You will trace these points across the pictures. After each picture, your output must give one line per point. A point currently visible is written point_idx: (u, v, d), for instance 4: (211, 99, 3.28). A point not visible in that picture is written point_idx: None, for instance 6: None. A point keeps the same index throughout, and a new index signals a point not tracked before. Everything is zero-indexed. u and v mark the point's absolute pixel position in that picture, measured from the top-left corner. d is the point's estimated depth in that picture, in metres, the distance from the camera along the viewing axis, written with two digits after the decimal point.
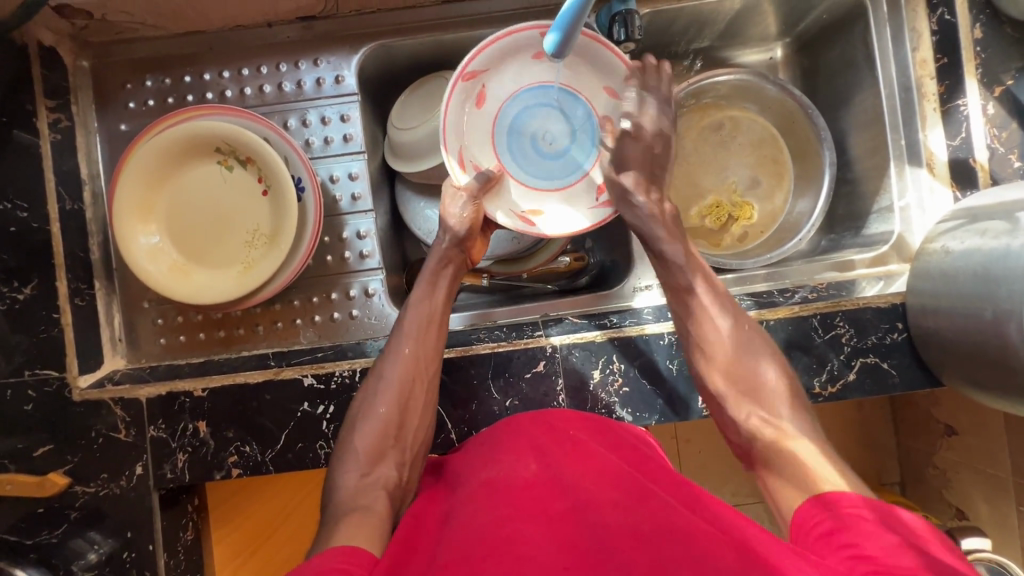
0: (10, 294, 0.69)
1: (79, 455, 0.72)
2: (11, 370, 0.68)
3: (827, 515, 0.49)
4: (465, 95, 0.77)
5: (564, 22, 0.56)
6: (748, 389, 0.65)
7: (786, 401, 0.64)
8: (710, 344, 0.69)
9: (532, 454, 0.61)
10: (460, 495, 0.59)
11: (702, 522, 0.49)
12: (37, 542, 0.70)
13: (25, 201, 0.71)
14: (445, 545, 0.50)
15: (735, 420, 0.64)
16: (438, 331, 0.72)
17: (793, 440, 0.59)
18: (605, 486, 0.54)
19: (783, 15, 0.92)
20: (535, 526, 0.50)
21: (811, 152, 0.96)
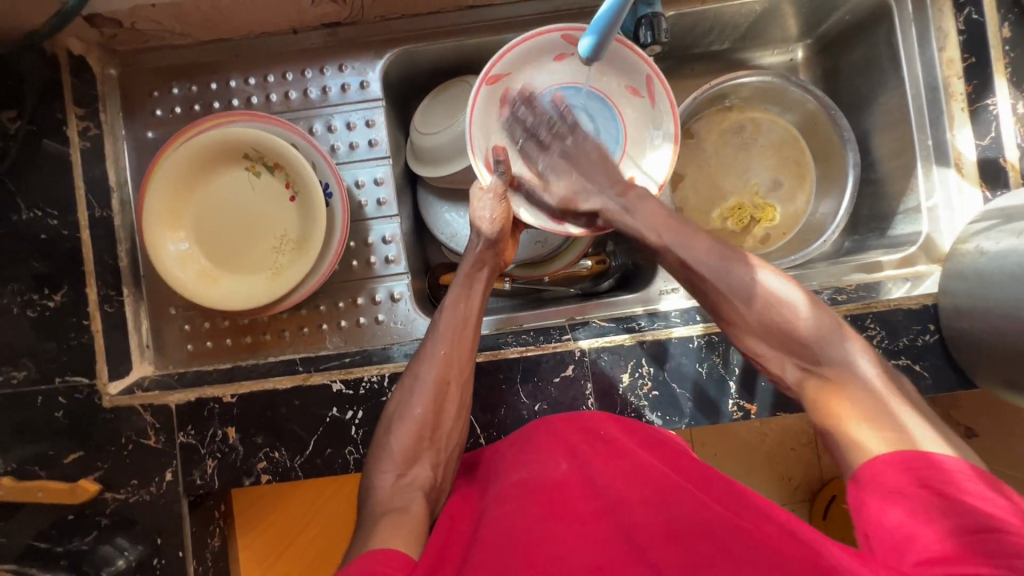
0: (39, 302, 0.72)
1: (109, 462, 0.72)
2: (42, 375, 0.72)
3: (909, 477, 0.48)
4: (489, 99, 0.77)
5: (600, 26, 0.56)
6: (782, 340, 0.62)
7: (824, 343, 0.60)
8: (732, 309, 0.64)
9: (563, 453, 0.60)
10: (491, 494, 0.59)
11: (737, 516, 0.48)
12: (68, 548, 0.72)
13: (55, 209, 0.73)
14: (479, 545, 0.50)
15: (777, 375, 0.63)
16: (472, 335, 0.71)
17: (839, 392, 0.57)
18: (638, 486, 0.53)
19: (805, 17, 0.92)
20: (570, 527, 0.50)
21: (834, 153, 0.95)
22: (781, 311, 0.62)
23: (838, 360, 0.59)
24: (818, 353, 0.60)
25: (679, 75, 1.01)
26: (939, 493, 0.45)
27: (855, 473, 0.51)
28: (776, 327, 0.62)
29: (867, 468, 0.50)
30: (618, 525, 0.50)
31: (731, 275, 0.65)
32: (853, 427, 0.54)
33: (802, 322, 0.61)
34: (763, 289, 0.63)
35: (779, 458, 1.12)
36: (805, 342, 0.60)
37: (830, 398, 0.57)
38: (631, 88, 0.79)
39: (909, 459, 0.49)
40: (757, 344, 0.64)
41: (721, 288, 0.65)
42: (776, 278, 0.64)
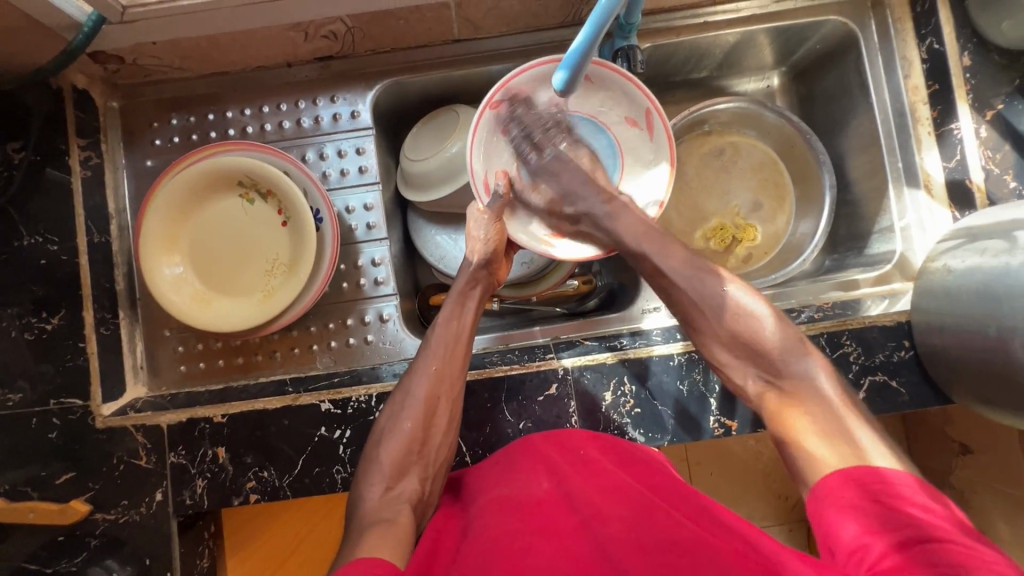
0: (37, 325, 0.75)
1: (100, 482, 0.73)
2: (37, 398, 0.74)
3: (862, 491, 0.50)
4: (492, 124, 0.79)
5: (573, 59, 0.59)
6: (748, 353, 0.64)
7: (791, 355, 0.63)
8: (702, 319, 0.68)
9: (545, 471, 0.62)
10: (474, 511, 0.60)
11: (707, 533, 0.49)
12: (56, 569, 0.72)
13: (55, 235, 0.76)
14: (460, 559, 0.52)
15: (738, 384, 0.65)
16: (464, 353, 0.73)
17: (795, 405, 0.60)
18: (614, 503, 0.55)
19: (778, 47, 0.96)
20: (545, 540, 0.51)
21: (811, 175, 0.98)
22: (750, 325, 0.65)
23: (797, 375, 0.61)
24: (778, 366, 0.63)
25: (661, 102, 1.05)
26: (893, 504, 0.47)
27: (813, 486, 0.53)
28: (741, 339, 0.65)
29: (822, 482, 0.52)
30: (593, 538, 0.51)
31: (698, 289, 0.68)
32: (809, 443, 0.56)
33: (765, 335, 0.64)
34: (735, 303, 0.66)
35: (772, 477, 1.13)
36: (769, 355, 0.63)
37: (788, 411, 0.60)
38: (630, 119, 0.82)
39: (864, 473, 0.51)
40: (722, 354, 0.66)
41: (694, 298, 0.68)
42: (749, 296, 0.67)
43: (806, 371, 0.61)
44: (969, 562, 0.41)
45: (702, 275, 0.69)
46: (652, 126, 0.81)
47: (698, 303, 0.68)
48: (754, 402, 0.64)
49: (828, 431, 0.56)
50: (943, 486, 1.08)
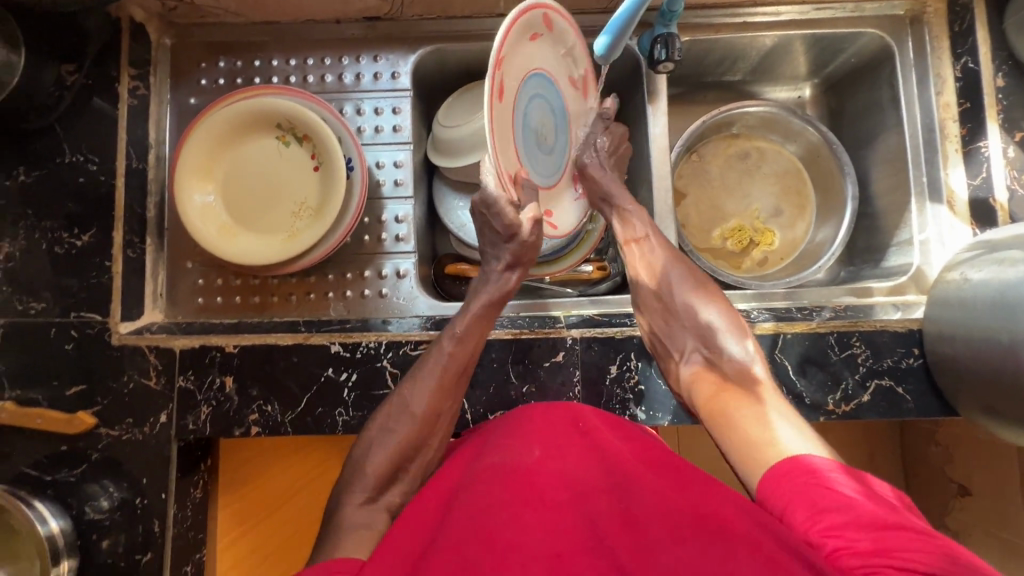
0: (68, 240, 0.77)
1: (108, 398, 0.75)
2: (59, 309, 0.76)
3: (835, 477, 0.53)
4: (495, 87, 0.65)
5: (618, 23, 0.61)
6: (690, 329, 0.74)
7: (723, 338, 0.72)
8: (653, 292, 0.77)
9: (537, 440, 0.62)
10: (464, 475, 0.61)
11: (704, 510, 0.52)
12: (56, 479, 0.74)
13: (96, 156, 0.79)
14: (446, 528, 0.53)
15: (679, 362, 0.73)
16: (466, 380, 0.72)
17: (729, 386, 0.67)
18: (610, 482, 0.56)
19: (814, 57, 0.98)
20: (532, 513, 0.52)
21: (834, 186, 1.00)
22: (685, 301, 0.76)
23: (731, 359, 0.70)
24: (716, 347, 0.72)
25: (692, 100, 1.07)
26: (862, 495, 0.51)
27: (783, 459, 0.57)
28: (684, 318, 0.75)
29: (773, 467, 0.57)
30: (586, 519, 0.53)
31: (648, 261, 0.79)
32: (737, 409, 0.64)
33: (706, 316, 0.74)
34: (674, 276, 0.77)
35: None
36: (708, 334, 0.73)
37: (721, 390, 0.67)
38: (569, 79, 0.80)
39: (813, 463, 0.55)
40: (666, 332, 0.75)
41: (648, 270, 0.79)
42: (695, 280, 0.77)
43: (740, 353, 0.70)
44: (920, 545, 0.45)
45: (658, 254, 0.79)
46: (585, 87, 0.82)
47: (649, 283, 0.78)
48: (693, 375, 0.71)
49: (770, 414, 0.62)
50: (942, 517, 1.06)
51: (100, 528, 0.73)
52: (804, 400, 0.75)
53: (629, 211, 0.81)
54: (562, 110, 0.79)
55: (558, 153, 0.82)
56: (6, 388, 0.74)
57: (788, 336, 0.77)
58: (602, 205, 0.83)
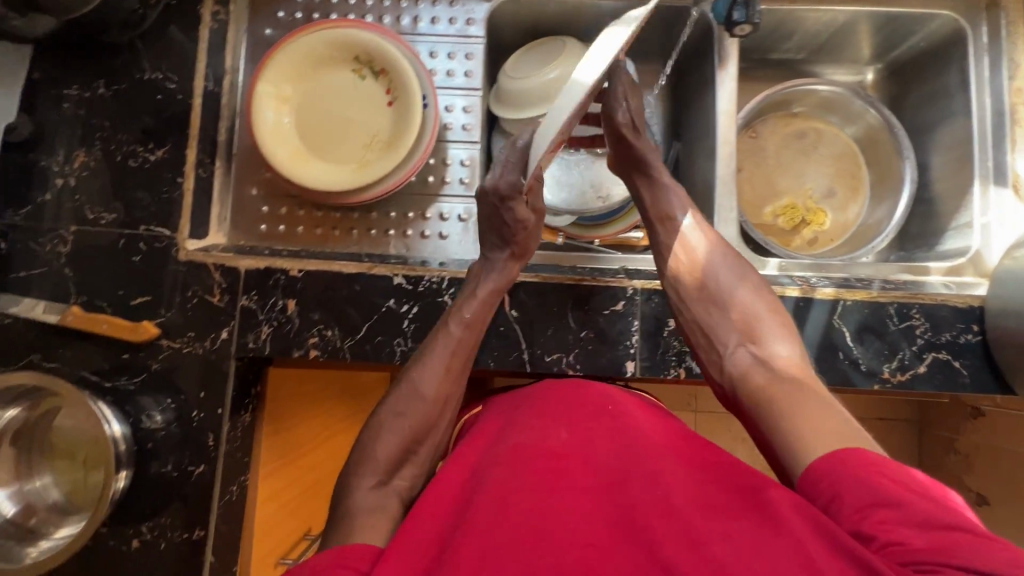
0: (142, 154, 0.79)
1: (172, 311, 0.76)
2: (130, 221, 0.77)
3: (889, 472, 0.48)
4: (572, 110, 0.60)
5: None
6: (735, 319, 0.70)
7: (768, 328, 0.68)
8: (686, 277, 0.74)
9: (566, 422, 0.62)
10: (495, 453, 0.61)
11: (740, 497, 0.51)
12: (114, 385, 0.75)
13: (175, 74, 0.80)
14: (476, 506, 0.53)
15: (721, 358, 0.69)
16: (463, 364, 0.71)
17: (777, 376, 0.62)
18: (641, 464, 0.56)
19: (880, 40, 0.99)
20: (560, 497, 0.52)
21: (892, 168, 1.00)
22: (722, 285, 0.72)
23: (778, 350, 0.66)
24: (763, 338, 0.67)
25: (752, 77, 1.07)
26: (920, 494, 0.46)
27: (828, 451, 0.51)
28: (725, 306, 0.71)
29: (812, 466, 0.51)
30: (617, 506, 0.53)
31: (680, 243, 0.76)
32: (780, 399, 0.59)
33: (750, 306, 0.71)
34: (709, 258, 0.74)
35: None
36: (752, 324, 0.69)
37: (769, 379, 0.62)
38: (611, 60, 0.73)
39: (858, 455, 0.49)
40: (710, 321, 0.71)
41: (680, 252, 0.76)
42: (729, 263, 0.74)
43: (784, 347, 0.66)
44: (986, 548, 0.41)
45: (691, 236, 0.76)
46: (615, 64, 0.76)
47: (687, 264, 0.75)
48: (737, 372, 0.66)
49: (816, 405, 0.57)
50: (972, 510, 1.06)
51: (154, 439, 0.74)
52: (859, 366, 0.76)
53: (663, 183, 0.79)
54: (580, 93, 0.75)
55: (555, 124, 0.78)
56: (72, 294, 0.76)
57: (848, 303, 0.77)
58: (634, 174, 0.80)
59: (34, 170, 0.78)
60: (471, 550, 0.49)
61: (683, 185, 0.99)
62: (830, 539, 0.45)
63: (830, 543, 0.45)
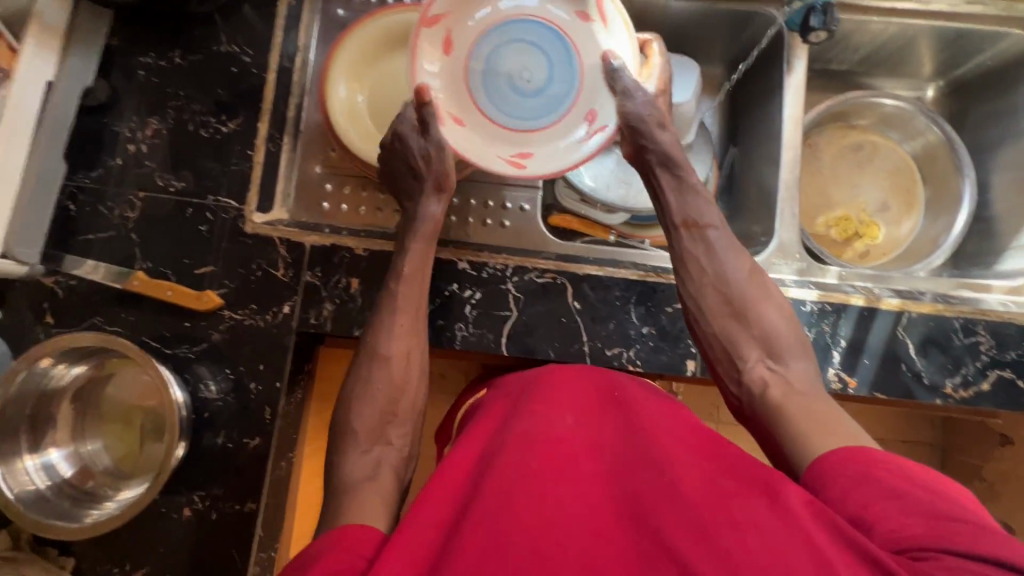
0: (214, 125, 0.79)
1: (236, 282, 0.76)
2: (198, 190, 0.78)
3: (889, 468, 0.50)
4: (430, 43, 0.72)
5: None
6: (758, 335, 0.67)
7: (790, 346, 0.66)
8: (708, 287, 0.70)
9: (573, 411, 0.62)
10: (501, 436, 0.61)
11: (750, 487, 0.51)
12: (175, 352, 0.75)
13: (252, 49, 0.81)
14: (484, 486, 0.54)
15: (740, 371, 0.67)
16: (415, 326, 0.71)
17: (798, 396, 0.62)
18: (647, 453, 0.56)
19: (943, 57, 0.98)
20: (567, 485, 0.53)
21: (949, 186, 0.99)
22: (749, 299, 0.69)
23: (797, 369, 0.65)
24: (784, 356, 0.66)
25: (811, 88, 1.07)
26: (921, 487, 0.48)
27: (829, 451, 0.54)
28: (750, 321, 0.68)
29: (818, 458, 0.54)
30: (623, 491, 0.54)
31: (704, 250, 0.71)
32: (801, 421, 0.59)
33: (776, 323, 0.68)
34: (733, 268, 0.70)
35: None
36: (775, 341, 0.66)
37: (789, 398, 0.62)
38: (580, 14, 0.73)
39: (858, 450, 0.53)
40: (731, 335, 0.68)
41: (703, 259, 0.71)
42: (754, 274, 0.71)
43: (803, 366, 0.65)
44: (983, 537, 0.42)
45: (715, 245, 0.72)
46: (604, 15, 0.72)
47: (712, 276, 0.71)
48: (753, 387, 0.65)
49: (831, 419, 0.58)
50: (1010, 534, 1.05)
51: (211, 408, 0.74)
52: (922, 380, 0.75)
53: (693, 184, 0.74)
54: (565, 53, 0.73)
55: (555, 94, 0.74)
56: (137, 260, 0.76)
57: (912, 316, 0.77)
58: (660, 171, 0.75)
59: (105, 134, 0.78)
60: (480, 529, 0.49)
61: (737, 190, 0.99)
62: (835, 530, 0.46)
63: (835, 533, 0.45)
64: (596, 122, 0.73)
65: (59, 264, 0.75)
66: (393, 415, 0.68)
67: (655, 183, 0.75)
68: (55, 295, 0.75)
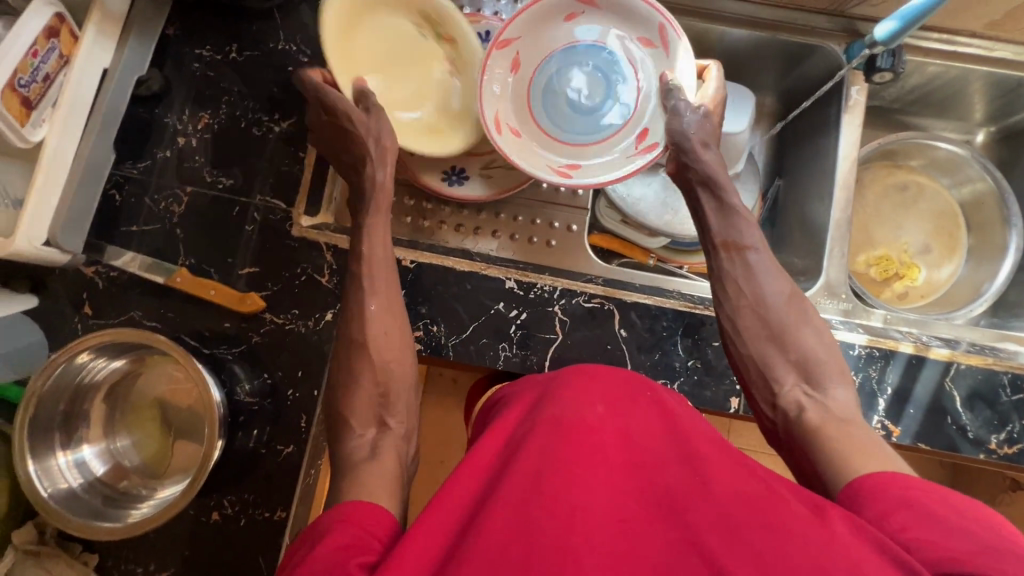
0: (267, 123, 0.78)
1: (279, 285, 0.75)
2: (246, 189, 0.77)
3: (926, 495, 0.45)
4: (499, 61, 0.76)
5: (910, 16, 0.72)
6: (796, 359, 0.65)
7: (831, 372, 0.63)
8: (744, 306, 0.68)
9: (603, 395, 0.57)
10: (525, 419, 0.56)
11: (789, 493, 0.47)
12: (212, 352, 0.74)
13: (309, 48, 0.80)
14: (507, 471, 0.50)
15: (774, 394, 0.64)
16: (394, 314, 0.69)
17: (839, 423, 0.58)
18: (681, 449, 0.52)
19: (999, 103, 0.97)
20: (596, 476, 0.48)
21: (993, 233, 0.98)
22: (786, 322, 0.67)
23: (836, 396, 0.61)
24: (822, 381, 0.63)
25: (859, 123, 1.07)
26: (959, 516, 0.43)
27: (860, 478, 0.50)
28: (786, 343, 0.66)
29: (854, 483, 0.50)
30: (655, 485, 0.50)
31: (742, 268, 0.70)
32: (840, 444, 0.55)
33: (815, 348, 0.65)
34: (771, 290, 0.68)
35: None
36: (814, 367, 0.64)
37: (827, 422, 0.58)
38: (643, 40, 0.76)
39: (896, 476, 0.48)
40: (766, 355, 0.66)
41: (740, 277, 0.70)
42: (791, 299, 0.68)
43: (844, 394, 0.61)
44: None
45: (754, 268, 0.70)
46: (667, 43, 0.74)
47: (749, 298, 0.69)
48: (787, 412, 0.62)
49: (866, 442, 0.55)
50: None
51: (247, 412, 0.73)
52: (966, 434, 0.74)
53: (736, 205, 0.73)
54: (624, 79, 0.78)
55: (609, 114, 0.78)
56: (179, 256, 0.75)
57: (961, 367, 0.76)
58: (700, 190, 0.74)
59: (155, 126, 0.77)
60: (503, 519, 0.45)
61: (781, 223, 0.99)
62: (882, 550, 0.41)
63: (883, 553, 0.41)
64: (645, 142, 0.76)
65: (100, 255, 0.74)
66: (394, 426, 0.64)
67: (699, 203, 0.74)
68: (95, 285, 0.74)
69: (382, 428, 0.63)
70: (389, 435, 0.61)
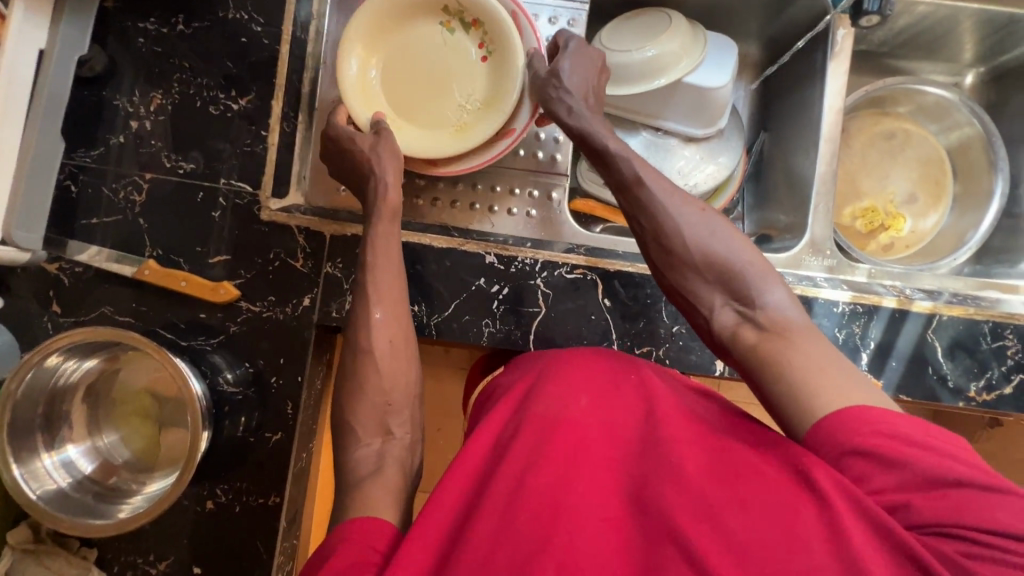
0: (224, 102, 0.74)
1: (253, 272, 0.73)
2: (210, 174, 0.73)
3: (894, 435, 0.45)
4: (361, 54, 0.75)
5: None
6: (715, 276, 0.58)
7: (758, 279, 0.57)
8: (651, 243, 0.62)
9: (583, 387, 0.57)
10: (508, 420, 0.56)
11: (764, 465, 0.47)
12: (190, 345, 0.72)
13: (262, 16, 0.75)
14: (491, 478, 0.50)
15: (709, 322, 0.59)
16: (406, 320, 0.64)
17: (776, 340, 0.53)
18: (661, 433, 0.52)
19: (988, 42, 0.94)
20: (575, 476, 0.49)
21: (979, 180, 0.97)
22: (696, 244, 0.59)
23: (768, 306, 0.55)
24: (750, 293, 0.56)
25: None
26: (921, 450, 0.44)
27: (824, 417, 0.48)
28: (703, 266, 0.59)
29: (823, 420, 0.48)
30: (636, 476, 0.50)
31: (642, 197, 0.62)
32: (785, 371, 0.51)
33: (736, 259, 0.58)
34: (670, 216, 0.61)
35: None
36: (737, 279, 0.57)
37: (764, 344, 0.54)
38: None
39: (856, 415, 0.46)
40: (686, 283, 0.60)
41: (645, 205, 0.62)
42: (692, 216, 0.61)
43: (777, 301, 0.55)
44: (977, 506, 0.40)
45: (650, 194, 0.62)
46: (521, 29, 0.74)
47: (651, 229, 0.62)
48: (723, 336, 0.57)
49: (812, 361, 0.51)
50: None
51: (232, 402, 0.71)
52: (947, 383, 0.75)
53: (611, 147, 0.65)
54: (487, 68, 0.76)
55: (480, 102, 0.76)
56: (146, 247, 0.72)
57: (943, 318, 0.76)
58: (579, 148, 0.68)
59: (105, 109, 0.73)
60: (487, 531, 0.45)
61: (766, 180, 0.97)
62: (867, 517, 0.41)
63: (866, 521, 0.41)
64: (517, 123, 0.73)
65: (62, 250, 0.71)
66: (401, 433, 0.59)
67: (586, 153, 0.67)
68: (60, 282, 0.71)
69: (386, 437, 0.59)
70: (395, 438, 0.59)
